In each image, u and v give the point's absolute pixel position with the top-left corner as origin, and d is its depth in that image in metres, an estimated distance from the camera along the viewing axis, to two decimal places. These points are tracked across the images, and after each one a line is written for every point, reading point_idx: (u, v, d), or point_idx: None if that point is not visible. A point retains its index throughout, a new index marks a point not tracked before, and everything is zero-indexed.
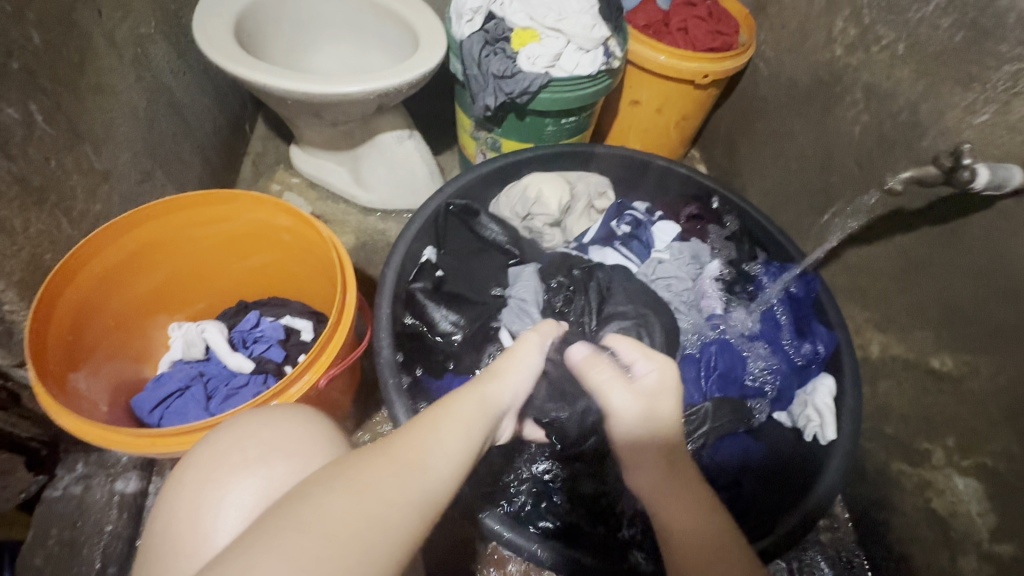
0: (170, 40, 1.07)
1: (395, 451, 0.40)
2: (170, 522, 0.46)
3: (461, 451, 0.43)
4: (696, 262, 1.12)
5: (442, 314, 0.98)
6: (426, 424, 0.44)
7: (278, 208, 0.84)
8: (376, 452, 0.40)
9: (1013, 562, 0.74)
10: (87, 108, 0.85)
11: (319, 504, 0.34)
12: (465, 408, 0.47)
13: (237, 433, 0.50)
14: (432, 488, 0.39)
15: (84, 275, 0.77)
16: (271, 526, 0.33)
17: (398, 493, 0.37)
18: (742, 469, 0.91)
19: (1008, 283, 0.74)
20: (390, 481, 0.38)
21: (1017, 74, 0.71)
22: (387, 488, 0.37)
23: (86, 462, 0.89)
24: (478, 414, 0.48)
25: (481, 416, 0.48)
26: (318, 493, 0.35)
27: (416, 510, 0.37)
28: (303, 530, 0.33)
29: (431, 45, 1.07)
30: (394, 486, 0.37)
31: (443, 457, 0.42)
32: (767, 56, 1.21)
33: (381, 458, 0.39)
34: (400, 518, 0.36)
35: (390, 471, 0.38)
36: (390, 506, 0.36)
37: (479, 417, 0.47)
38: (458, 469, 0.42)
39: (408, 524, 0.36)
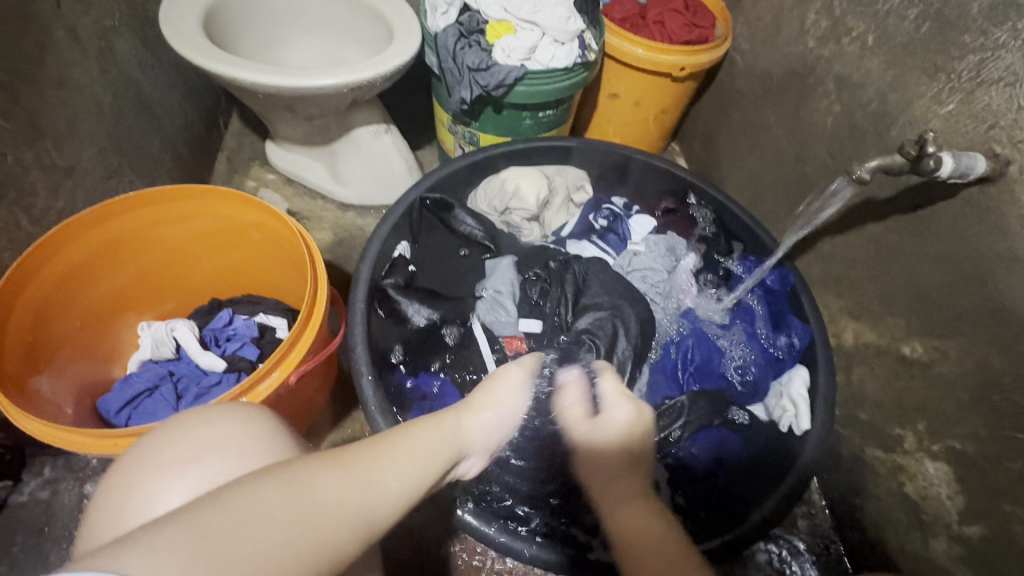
0: (137, 33, 1.04)
1: (349, 462, 0.43)
2: (100, 525, 0.45)
3: (411, 475, 0.47)
4: (672, 255, 1.12)
5: (415, 309, 0.97)
6: (382, 444, 0.48)
7: (247, 204, 0.83)
8: (329, 458, 0.42)
9: (982, 543, 0.76)
10: (46, 102, 0.83)
11: (255, 496, 0.36)
12: (425, 440, 0.52)
13: (171, 430, 0.49)
14: (370, 502, 0.42)
15: (47, 275, 0.75)
16: (199, 505, 0.34)
17: (337, 499, 0.40)
18: (718, 463, 0.91)
19: (974, 269, 0.75)
20: (332, 486, 0.40)
21: (981, 63, 0.73)
22: (330, 497, 0.39)
23: (54, 466, 0.87)
24: (438, 448, 0.53)
25: (440, 449, 0.53)
26: (256, 486, 0.37)
27: (351, 519, 0.39)
28: (228, 519, 0.34)
29: (405, 38, 1.05)
30: (334, 494, 0.40)
31: (394, 477, 0.45)
32: (743, 49, 1.21)
33: (329, 466, 0.41)
34: (338, 532, 0.38)
35: (336, 479, 0.41)
36: (332, 519, 0.38)
37: (437, 448, 0.52)
38: (405, 490, 0.46)
39: (342, 531, 0.39)
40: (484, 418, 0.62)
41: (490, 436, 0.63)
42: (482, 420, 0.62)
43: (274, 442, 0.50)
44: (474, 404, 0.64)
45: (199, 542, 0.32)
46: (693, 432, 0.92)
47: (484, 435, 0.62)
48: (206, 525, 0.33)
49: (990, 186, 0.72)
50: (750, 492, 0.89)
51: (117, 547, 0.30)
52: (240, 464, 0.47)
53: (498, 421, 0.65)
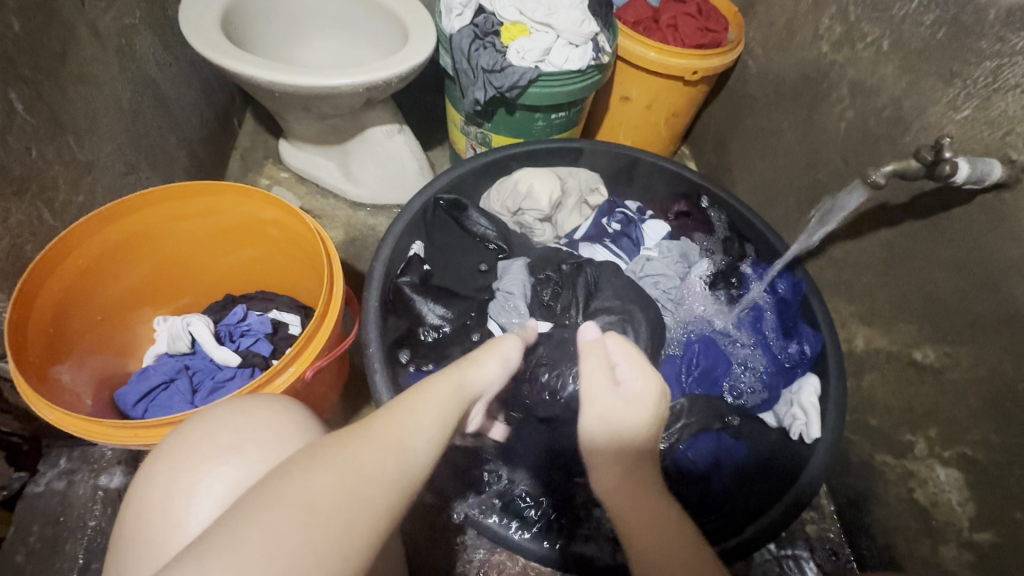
0: (156, 31, 1.06)
1: (373, 433, 0.41)
2: (141, 513, 0.47)
3: (436, 429, 0.45)
4: (684, 261, 1.12)
5: (429, 307, 0.98)
6: (398, 403, 0.45)
7: (264, 201, 0.84)
8: (355, 434, 0.41)
9: (993, 550, 0.76)
10: (69, 98, 0.84)
11: (297, 487, 0.36)
12: (439, 391, 0.47)
13: (210, 421, 0.51)
14: (409, 468, 0.41)
15: (67, 268, 0.76)
16: (234, 525, 0.33)
17: (378, 472, 0.39)
18: (715, 467, 0.89)
19: (988, 275, 0.75)
20: (370, 461, 0.39)
21: (997, 70, 0.73)
22: (372, 468, 0.39)
23: (69, 457, 0.89)
24: (456, 398, 0.48)
25: (459, 398, 0.48)
26: (298, 474, 0.37)
27: (396, 489, 0.39)
28: (273, 527, 0.33)
29: (421, 39, 1.06)
30: (373, 465, 0.39)
31: (421, 437, 0.43)
32: (755, 53, 1.22)
33: (357, 442, 0.40)
34: (384, 500, 0.38)
35: (372, 451, 0.40)
36: (377, 498, 0.38)
37: (456, 398, 0.48)
38: (435, 447, 0.44)
39: (386, 494, 0.39)
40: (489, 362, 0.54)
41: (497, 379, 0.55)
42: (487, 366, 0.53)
43: (311, 432, 0.52)
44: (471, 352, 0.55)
45: (258, 546, 0.32)
46: (692, 436, 0.90)
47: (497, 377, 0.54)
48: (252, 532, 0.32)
49: (1005, 192, 0.72)
50: (749, 499, 0.89)
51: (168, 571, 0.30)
52: (279, 453, 0.48)
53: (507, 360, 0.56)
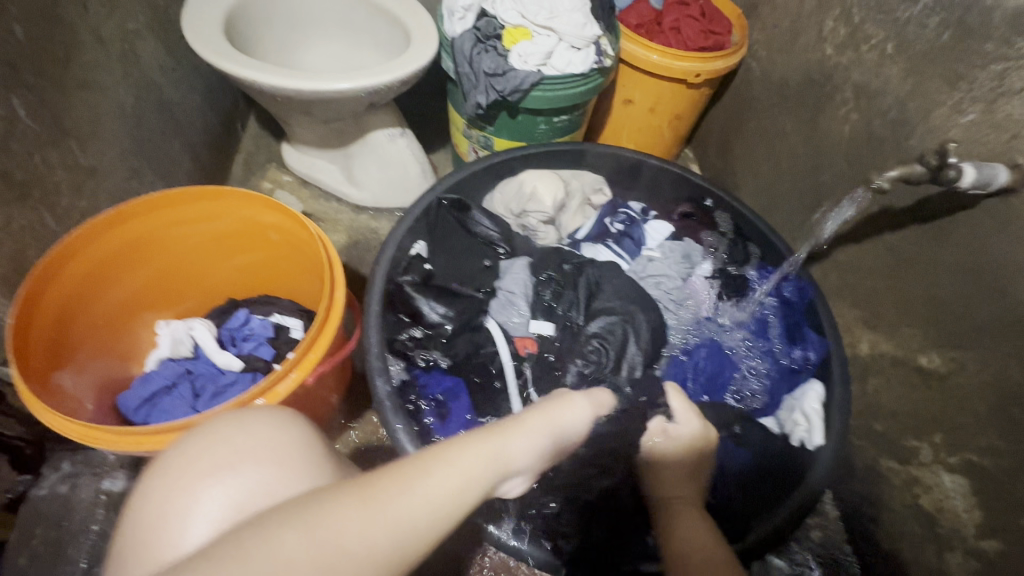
0: (159, 36, 1.06)
1: (375, 496, 0.41)
2: (140, 528, 0.47)
3: (446, 503, 0.44)
4: (687, 261, 1.12)
5: (430, 306, 0.99)
6: (418, 469, 0.45)
7: (266, 206, 0.84)
8: (358, 492, 0.42)
9: (999, 558, 0.75)
10: (72, 104, 0.85)
11: (276, 547, 0.37)
12: (466, 463, 0.48)
13: (210, 435, 0.51)
14: (400, 543, 0.40)
15: (69, 274, 0.76)
16: (222, 554, 0.36)
17: (359, 542, 0.39)
18: (720, 476, 0.89)
19: (995, 280, 0.74)
20: (356, 528, 0.39)
21: (1003, 73, 0.72)
22: (355, 539, 0.39)
23: (72, 461, 0.89)
24: (480, 468, 0.48)
25: (487, 471, 0.49)
26: (281, 533, 0.38)
27: (377, 564, 0.39)
28: (246, 568, 0.35)
29: (422, 43, 1.06)
30: (360, 538, 0.39)
31: (424, 511, 0.42)
32: (759, 55, 1.21)
33: (355, 501, 0.41)
34: (357, 573, 0.38)
35: (363, 519, 0.40)
36: (353, 566, 0.38)
37: (480, 470, 0.48)
38: (438, 523, 0.43)
39: (363, 572, 0.38)
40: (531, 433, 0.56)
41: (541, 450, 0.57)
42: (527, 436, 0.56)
43: (307, 451, 0.51)
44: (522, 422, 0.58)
45: None
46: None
47: (536, 454, 0.56)
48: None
49: (1011, 196, 0.71)
50: (751, 506, 0.88)
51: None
52: (273, 474, 0.47)
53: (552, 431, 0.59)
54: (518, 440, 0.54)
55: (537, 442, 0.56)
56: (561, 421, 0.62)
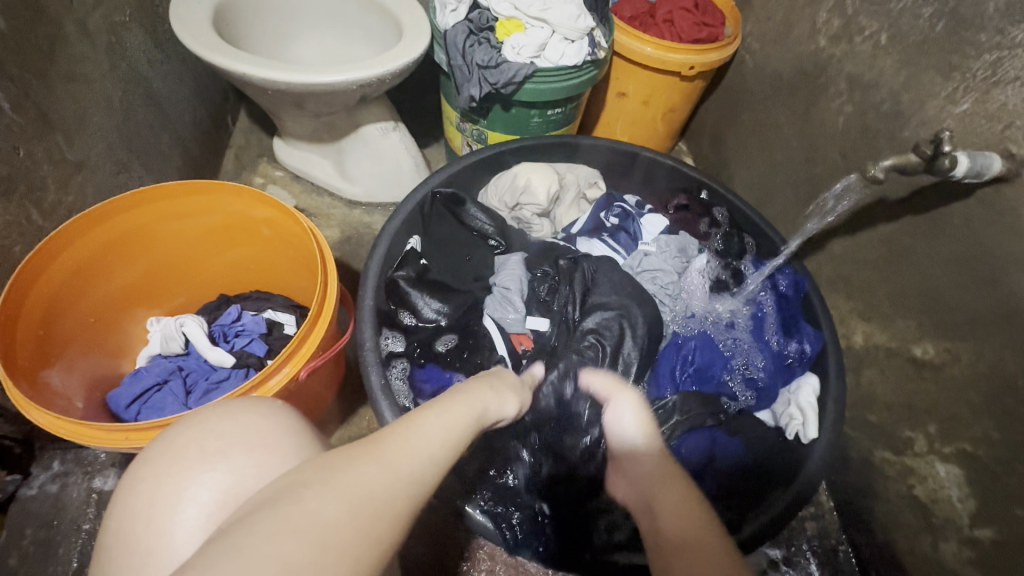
0: (147, 29, 1.05)
1: (387, 454, 0.43)
2: (126, 521, 0.46)
3: (447, 453, 0.47)
4: (683, 255, 1.11)
5: (425, 302, 0.99)
6: (416, 423, 0.47)
7: (257, 200, 0.83)
8: (370, 451, 0.43)
9: (994, 547, 0.75)
10: (57, 97, 0.83)
11: (307, 505, 0.37)
12: (455, 413, 0.51)
13: (196, 425, 0.50)
14: (415, 489, 0.42)
15: (57, 270, 0.75)
16: (261, 529, 0.35)
17: (388, 494, 0.40)
18: (707, 465, 0.89)
19: (989, 270, 0.75)
20: (381, 482, 0.41)
21: (997, 63, 0.72)
22: (376, 488, 0.40)
23: (63, 460, 0.88)
24: (465, 416, 0.52)
25: (472, 420, 0.52)
26: (305, 494, 0.38)
27: (405, 513, 0.41)
28: (296, 533, 0.35)
29: (415, 35, 1.05)
30: (382, 487, 0.40)
31: (431, 459, 0.45)
32: (752, 48, 1.21)
33: (373, 460, 0.42)
34: (393, 523, 0.39)
35: (379, 471, 0.41)
36: (389, 517, 0.39)
37: (465, 419, 0.51)
38: (444, 468, 0.46)
39: (397, 521, 0.40)
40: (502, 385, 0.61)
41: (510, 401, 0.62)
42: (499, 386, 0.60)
43: (299, 435, 0.51)
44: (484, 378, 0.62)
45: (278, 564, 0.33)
46: (685, 432, 0.90)
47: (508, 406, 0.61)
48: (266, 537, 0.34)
49: (1005, 186, 0.72)
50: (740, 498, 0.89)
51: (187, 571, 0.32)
52: (266, 457, 0.47)
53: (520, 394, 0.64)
54: (488, 389, 0.58)
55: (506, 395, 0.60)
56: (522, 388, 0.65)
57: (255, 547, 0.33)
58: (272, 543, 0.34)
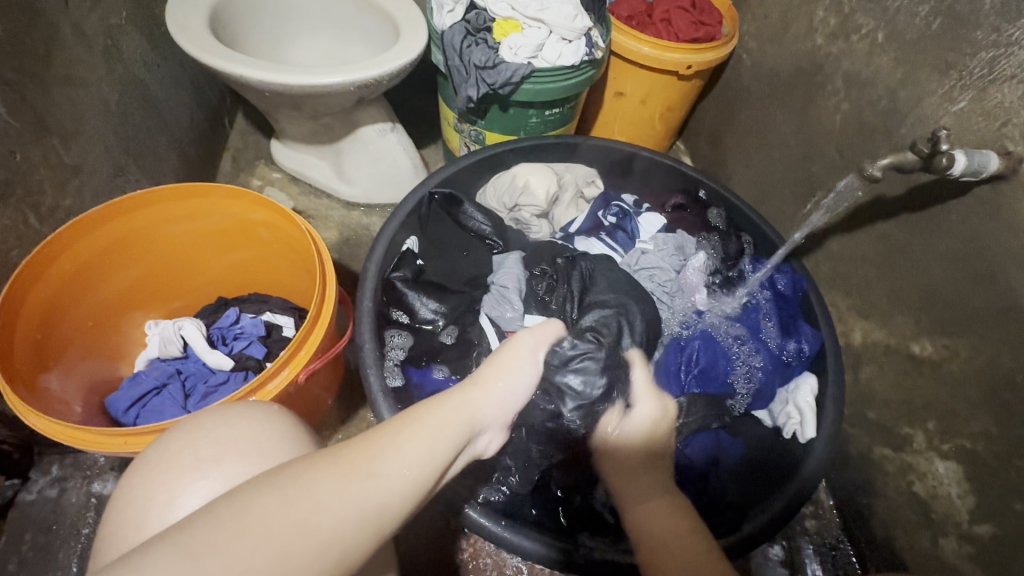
0: (143, 31, 1.04)
1: (345, 457, 0.42)
2: (120, 526, 0.46)
3: (420, 459, 0.45)
4: (680, 253, 1.11)
5: (421, 302, 0.99)
6: (388, 429, 0.45)
7: (255, 202, 0.83)
8: (331, 455, 0.42)
9: (993, 542, 0.76)
10: (54, 100, 0.83)
11: (249, 509, 0.36)
12: (436, 419, 0.49)
13: (190, 432, 0.50)
14: (375, 498, 0.40)
15: (55, 274, 0.75)
16: (198, 523, 0.35)
17: (338, 499, 0.39)
18: (712, 465, 0.89)
19: (986, 267, 0.75)
20: (332, 488, 0.39)
21: (993, 61, 0.72)
22: (328, 497, 0.38)
23: (61, 464, 0.88)
24: (446, 425, 0.49)
25: (455, 426, 0.49)
26: (251, 497, 0.37)
27: (356, 520, 0.39)
28: (224, 532, 0.35)
29: (412, 36, 1.05)
30: (335, 495, 0.39)
31: (399, 464, 0.43)
32: (750, 46, 1.21)
33: (331, 466, 0.41)
34: (338, 528, 0.38)
35: (334, 477, 0.40)
36: (333, 522, 0.38)
37: (446, 427, 0.49)
38: (414, 475, 0.43)
39: (344, 529, 0.38)
40: (497, 385, 0.58)
41: (510, 401, 0.58)
42: (494, 388, 0.57)
43: (293, 441, 0.51)
44: (482, 376, 0.58)
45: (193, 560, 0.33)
46: (691, 435, 0.90)
47: (505, 403, 0.58)
48: (198, 544, 0.34)
49: (1002, 183, 0.72)
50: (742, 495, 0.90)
51: (119, 567, 0.33)
52: (260, 466, 0.47)
53: (519, 387, 0.60)
54: (478, 394, 0.55)
55: (499, 399, 0.56)
56: (524, 378, 0.61)
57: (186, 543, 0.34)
58: (204, 548, 0.34)
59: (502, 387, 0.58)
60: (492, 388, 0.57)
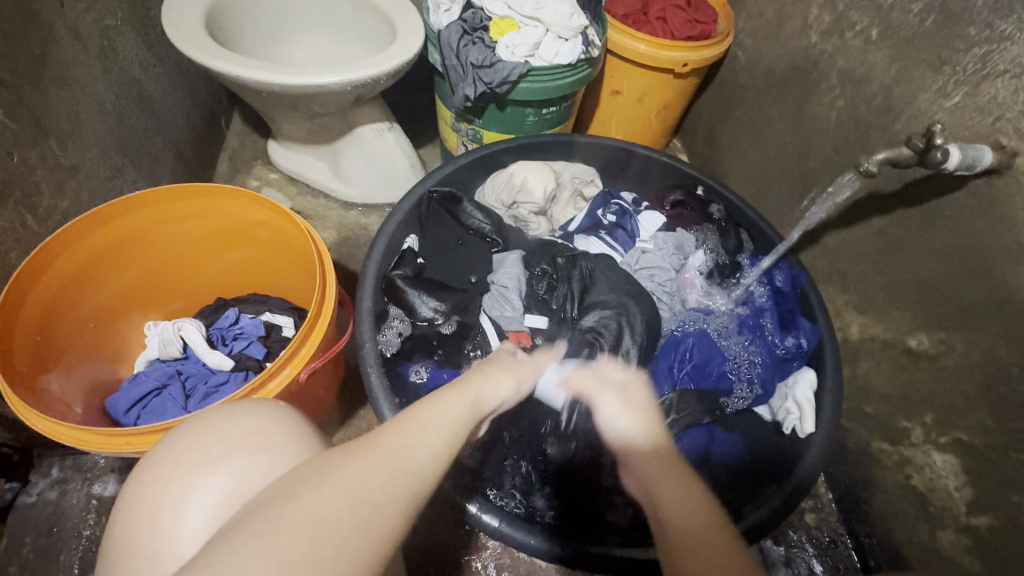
0: (138, 32, 1.04)
1: (382, 451, 0.43)
2: (131, 523, 0.46)
3: (446, 447, 0.47)
4: (680, 252, 1.11)
5: (422, 300, 0.98)
6: (412, 422, 0.47)
7: (254, 202, 0.83)
8: (366, 450, 0.42)
9: (991, 534, 0.76)
10: (50, 101, 0.83)
11: (304, 504, 0.36)
12: (452, 409, 0.51)
13: (199, 429, 0.50)
14: (413, 486, 0.42)
15: (54, 275, 0.75)
16: (256, 529, 0.34)
17: (387, 490, 0.40)
18: (705, 461, 0.89)
19: (981, 261, 0.75)
20: (378, 479, 0.40)
21: (986, 56, 0.73)
22: (378, 488, 0.40)
23: (61, 467, 0.87)
24: (464, 417, 0.51)
25: (469, 415, 0.52)
26: (303, 493, 0.37)
27: (404, 505, 0.40)
28: (290, 531, 0.34)
29: (409, 36, 1.05)
30: (381, 483, 0.40)
31: (430, 453, 0.45)
32: (745, 44, 1.21)
33: (372, 459, 0.41)
34: (392, 517, 0.39)
35: (375, 467, 0.41)
36: (386, 510, 0.39)
37: (461, 418, 0.51)
38: (443, 461, 0.46)
39: (397, 517, 0.39)
40: (500, 379, 0.60)
41: (510, 394, 0.61)
42: (496, 381, 0.59)
43: (301, 435, 0.51)
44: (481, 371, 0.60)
45: (267, 560, 0.32)
46: (682, 429, 0.90)
47: (507, 393, 0.60)
48: (263, 543, 0.33)
49: (996, 177, 0.72)
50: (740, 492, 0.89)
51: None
52: (270, 460, 0.48)
53: (516, 379, 0.62)
54: (486, 388, 0.57)
55: (504, 390, 0.59)
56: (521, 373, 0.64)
57: (251, 548, 0.33)
58: (280, 548, 0.33)
59: (504, 380, 0.60)
60: (493, 379, 0.59)
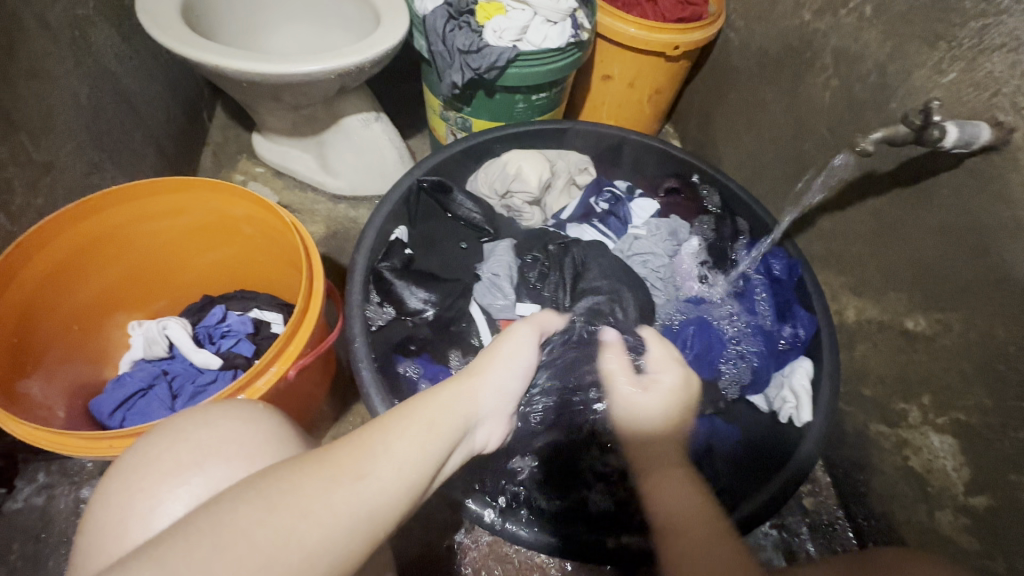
0: (113, 22, 1.01)
1: (334, 458, 0.39)
2: (97, 537, 0.45)
3: (417, 454, 0.43)
4: (674, 238, 1.11)
5: (410, 292, 0.95)
6: (378, 429, 0.43)
7: (235, 195, 0.80)
8: (319, 459, 0.39)
9: (988, 513, 0.76)
10: (19, 95, 0.79)
11: (231, 513, 0.34)
12: (428, 412, 0.48)
13: (171, 435, 0.48)
14: (368, 499, 0.38)
15: (29, 276, 0.72)
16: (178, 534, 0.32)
17: (326, 507, 0.36)
18: (707, 453, 0.89)
19: (979, 240, 0.74)
20: (319, 489, 0.37)
21: (983, 30, 0.71)
22: (318, 503, 0.36)
23: (48, 471, 0.85)
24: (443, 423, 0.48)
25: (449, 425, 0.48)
26: (232, 503, 0.35)
27: (347, 524, 0.36)
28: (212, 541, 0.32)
29: (392, 21, 1.02)
30: (324, 500, 0.36)
31: (393, 467, 0.41)
32: (737, 25, 1.19)
33: (321, 467, 0.38)
34: (328, 536, 0.35)
35: (322, 481, 0.37)
36: (322, 527, 0.35)
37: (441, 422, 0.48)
38: (411, 475, 0.41)
39: (335, 528, 0.35)
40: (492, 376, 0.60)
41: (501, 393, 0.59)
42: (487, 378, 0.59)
43: (280, 443, 0.49)
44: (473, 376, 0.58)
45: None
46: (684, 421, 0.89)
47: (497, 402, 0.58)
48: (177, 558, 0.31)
49: (993, 154, 0.71)
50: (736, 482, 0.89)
51: None
52: (244, 468, 0.46)
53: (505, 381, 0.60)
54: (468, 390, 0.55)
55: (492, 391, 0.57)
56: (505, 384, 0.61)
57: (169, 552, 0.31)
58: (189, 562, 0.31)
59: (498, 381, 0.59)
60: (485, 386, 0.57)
